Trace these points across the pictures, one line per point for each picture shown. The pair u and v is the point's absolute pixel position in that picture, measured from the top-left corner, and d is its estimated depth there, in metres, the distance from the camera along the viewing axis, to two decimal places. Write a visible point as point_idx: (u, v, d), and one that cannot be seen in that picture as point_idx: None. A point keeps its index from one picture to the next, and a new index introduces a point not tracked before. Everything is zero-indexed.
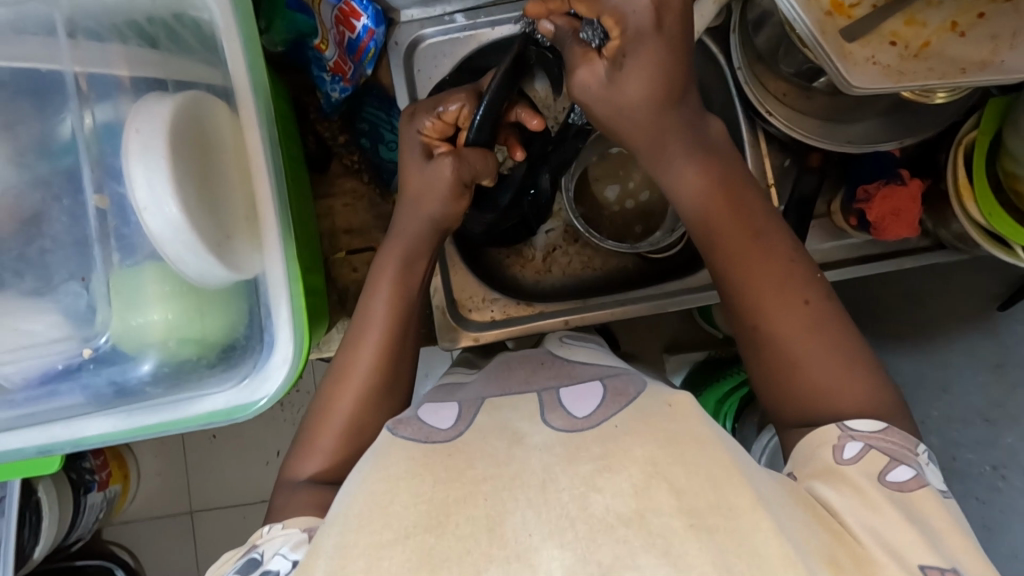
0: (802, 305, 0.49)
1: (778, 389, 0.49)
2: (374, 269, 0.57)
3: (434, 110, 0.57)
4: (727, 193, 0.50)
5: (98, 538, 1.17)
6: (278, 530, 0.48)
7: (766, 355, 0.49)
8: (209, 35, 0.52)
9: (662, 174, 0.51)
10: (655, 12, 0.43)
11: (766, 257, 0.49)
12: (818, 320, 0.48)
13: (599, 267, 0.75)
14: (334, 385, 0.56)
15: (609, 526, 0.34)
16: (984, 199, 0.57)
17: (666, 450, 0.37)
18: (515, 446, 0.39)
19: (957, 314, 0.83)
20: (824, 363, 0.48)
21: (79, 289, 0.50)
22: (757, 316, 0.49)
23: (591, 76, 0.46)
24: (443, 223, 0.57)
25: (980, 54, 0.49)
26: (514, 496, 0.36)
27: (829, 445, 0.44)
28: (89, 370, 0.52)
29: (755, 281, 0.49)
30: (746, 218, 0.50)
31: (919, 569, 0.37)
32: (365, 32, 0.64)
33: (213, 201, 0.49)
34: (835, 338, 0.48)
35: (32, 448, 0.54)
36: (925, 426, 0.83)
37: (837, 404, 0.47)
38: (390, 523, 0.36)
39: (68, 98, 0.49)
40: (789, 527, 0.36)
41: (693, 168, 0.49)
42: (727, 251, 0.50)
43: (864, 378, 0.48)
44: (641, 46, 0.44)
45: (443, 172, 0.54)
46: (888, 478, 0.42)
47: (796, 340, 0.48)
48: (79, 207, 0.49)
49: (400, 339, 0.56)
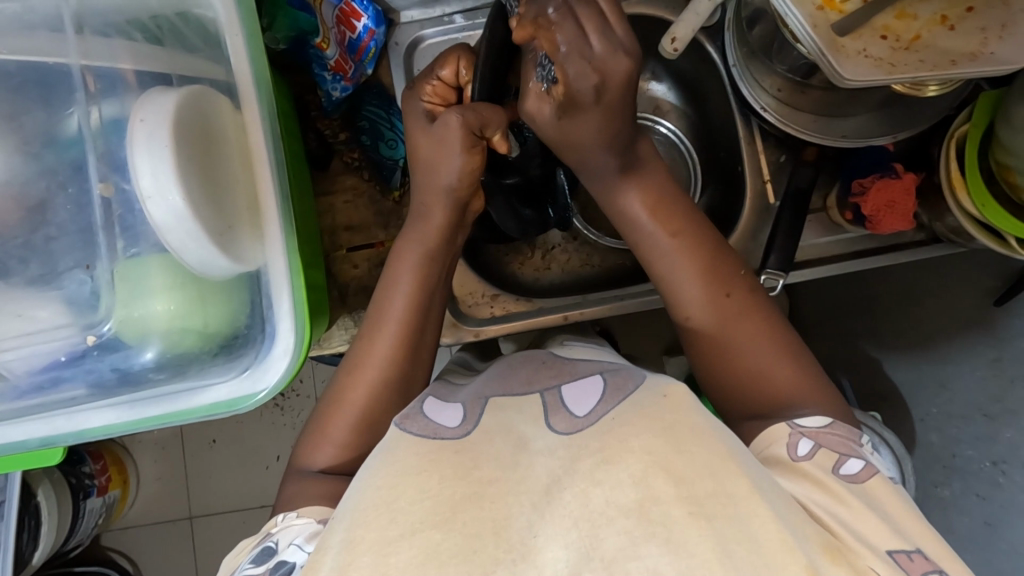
0: (723, 299, 0.52)
1: (722, 381, 0.52)
2: (396, 255, 0.58)
3: (426, 75, 0.59)
4: (670, 216, 0.54)
5: (97, 544, 1.17)
6: (293, 519, 0.48)
7: (705, 347, 0.53)
8: (214, 34, 0.54)
9: (607, 195, 0.55)
10: (597, 89, 0.46)
11: (704, 265, 0.53)
12: (739, 313, 0.52)
13: (597, 264, 0.78)
14: (348, 365, 0.57)
15: (610, 519, 0.34)
16: (977, 192, 0.58)
17: (664, 439, 0.37)
18: (521, 451, 0.39)
19: (955, 308, 0.82)
20: (755, 349, 0.51)
21: (83, 276, 0.51)
22: (684, 312, 0.53)
23: (538, 110, 0.49)
24: (456, 189, 0.56)
25: (969, 45, 0.49)
26: (519, 502, 0.36)
27: (784, 444, 0.45)
28: (93, 356, 0.53)
29: (681, 281, 0.53)
30: (687, 237, 0.54)
31: (888, 555, 0.37)
32: (365, 31, 0.66)
33: (217, 192, 0.50)
34: (765, 325, 0.52)
35: (33, 439, 0.54)
36: (925, 424, 0.86)
37: (768, 384, 0.50)
38: (396, 518, 0.36)
39: (73, 91, 0.50)
40: (789, 520, 0.36)
41: (636, 192, 0.54)
42: (651, 256, 0.54)
43: (790, 365, 0.51)
44: (580, 109, 0.47)
45: (449, 128, 0.54)
46: (842, 470, 0.42)
47: (740, 334, 0.52)
48: (85, 196, 0.50)
49: (416, 332, 0.57)
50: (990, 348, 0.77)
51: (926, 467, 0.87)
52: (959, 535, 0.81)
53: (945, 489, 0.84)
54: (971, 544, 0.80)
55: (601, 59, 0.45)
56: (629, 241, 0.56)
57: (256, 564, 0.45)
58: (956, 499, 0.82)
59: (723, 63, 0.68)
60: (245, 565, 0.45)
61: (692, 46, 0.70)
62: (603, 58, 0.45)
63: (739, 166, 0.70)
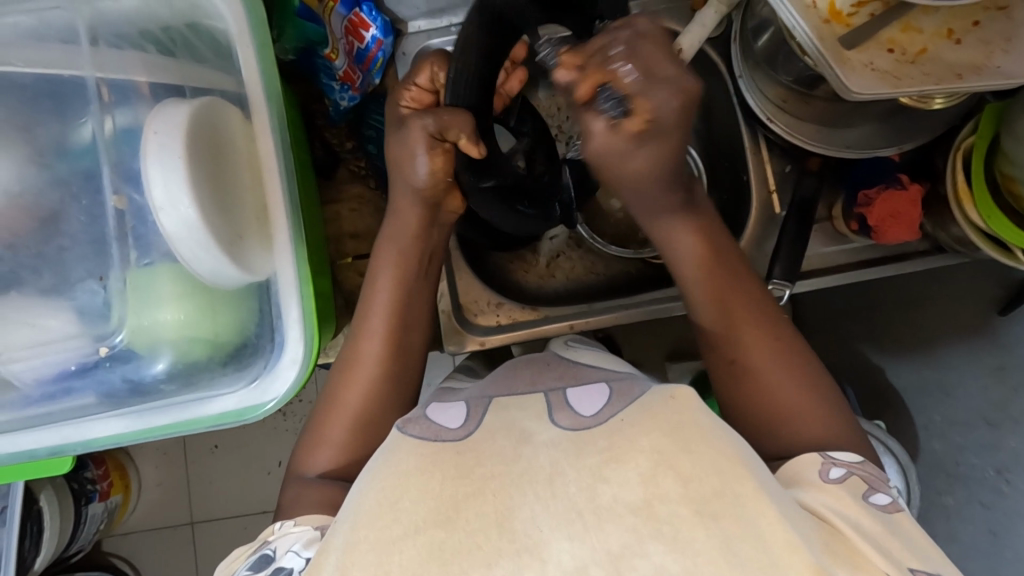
0: (771, 340, 0.53)
1: (758, 420, 0.51)
2: (372, 266, 0.58)
3: (406, 79, 0.56)
4: (709, 254, 0.54)
5: (98, 550, 1.16)
6: (290, 526, 0.48)
7: (745, 386, 0.52)
8: (224, 45, 0.54)
9: (662, 232, 0.53)
10: (681, 109, 0.43)
11: (732, 304, 0.53)
12: (783, 358, 0.53)
13: (601, 272, 0.79)
14: (339, 378, 0.57)
15: (618, 514, 0.35)
16: (983, 203, 0.58)
17: (671, 439, 0.37)
18: (523, 444, 0.39)
19: (955, 316, 0.83)
20: (794, 390, 0.51)
21: (96, 287, 0.51)
22: (733, 352, 0.53)
23: (610, 145, 0.44)
24: (424, 192, 0.53)
25: (974, 57, 0.50)
26: (523, 492, 0.36)
27: (815, 468, 0.45)
28: (105, 367, 0.53)
29: (731, 320, 0.53)
30: (742, 280, 0.54)
31: (911, 572, 0.37)
32: (374, 42, 0.66)
33: (227, 201, 0.50)
34: (805, 373, 0.53)
35: (43, 448, 0.54)
36: (928, 432, 0.86)
37: (803, 427, 0.50)
38: (399, 517, 0.37)
39: (87, 103, 0.50)
40: (798, 524, 0.36)
41: (692, 231, 0.53)
42: (703, 294, 0.54)
43: (824, 412, 0.51)
44: (660, 137, 0.44)
45: (409, 131, 0.51)
46: (872, 499, 0.42)
47: (780, 375, 0.52)
48: (97, 208, 0.50)
49: (402, 335, 0.57)
50: (991, 357, 0.79)
51: (930, 473, 0.86)
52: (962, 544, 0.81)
53: (950, 498, 0.84)
54: (971, 550, 0.80)
55: (674, 83, 0.43)
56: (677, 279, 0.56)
57: (254, 571, 0.44)
58: (961, 508, 0.82)
59: (730, 76, 0.68)
60: (242, 571, 0.45)
61: (697, 57, 0.71)
62: (677, 81, 0.43)
63: (744, 175, 0.70)
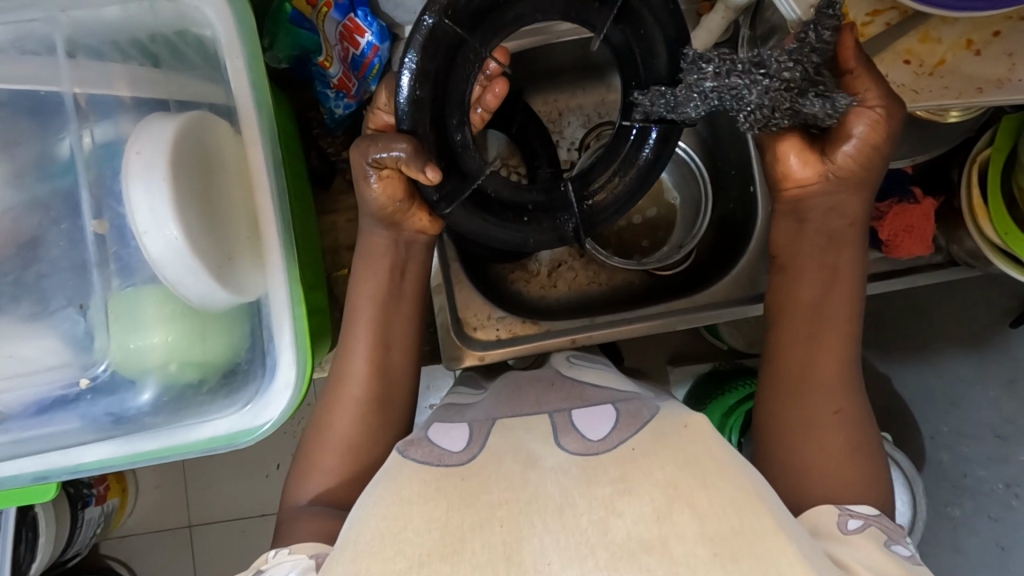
0: (843, 399, 0.51)
1: (790, 458, 0.49)
2: (353, 288, 0.57)
3: (372, 105, 0.54)
4: (825, 278, 0.52)
5: (93, 552, 1.13)
6: (285, 554, 0.46)
7: (790, 421, 0.50)
8: (212, 53, 0.52)
9: (816, 254, 0.52)
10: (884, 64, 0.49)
11: (838, 339, 0.51)
12: (841, 419, 0.50)
13: (605, 283, 0.76)
14: (328, 401, 0.57)
15: (631, 553, 0.33)
16: (999, 218, 0.56)
17: (687, 473, 0.36)
18: (530, 468, 0.37)
19: (964, 326, 0.81)
20: (834, 446, 0.49)
21: (76, 315, 0.49)
22: (804, 390, 0.51)
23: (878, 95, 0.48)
24: (380, 212, 0.54)
25: (996, 71, 0.48)
26: (532, 522, 0.35)
27: (833, 519, 0.44)
28: (86, 400, 0.51)
29: (814, 356, 0.51)
30: (848, 335, 0.52)
31: None
32: (370, 48, 0.62)
33: (215, 222, 0.48)
34: (858, 447, 0.50)
35: (27, 474, 0.53)
36: (933, 442, 0.81)
37: (826, 481, 0.48)
38: (402, 550, 0.35)
39: (65, 119, 0.48)
40: (817, 561, 0.35)
41: (838, 264, 0.52)
42: (803, 325, 0.52)
43: (857, 480, 0.48)
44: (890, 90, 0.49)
45: (353, 156, 0.51)
46: (897, 549, 0.41)
47: (834, 431, 0.50)
48: (78, 231, 0.49)
49: (384, 355, 0.56)
50: (1000, 368, 0.80)
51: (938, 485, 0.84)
52: (969, 556, 0.79)
53: (954, 509, 0.80)
54: (981, 565, 0.78)
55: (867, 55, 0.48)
56: (786, 300, 0.53)
57: None
58: (966, 520, 0.79)
59: None
60: None
61: None
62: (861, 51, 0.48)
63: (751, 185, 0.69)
